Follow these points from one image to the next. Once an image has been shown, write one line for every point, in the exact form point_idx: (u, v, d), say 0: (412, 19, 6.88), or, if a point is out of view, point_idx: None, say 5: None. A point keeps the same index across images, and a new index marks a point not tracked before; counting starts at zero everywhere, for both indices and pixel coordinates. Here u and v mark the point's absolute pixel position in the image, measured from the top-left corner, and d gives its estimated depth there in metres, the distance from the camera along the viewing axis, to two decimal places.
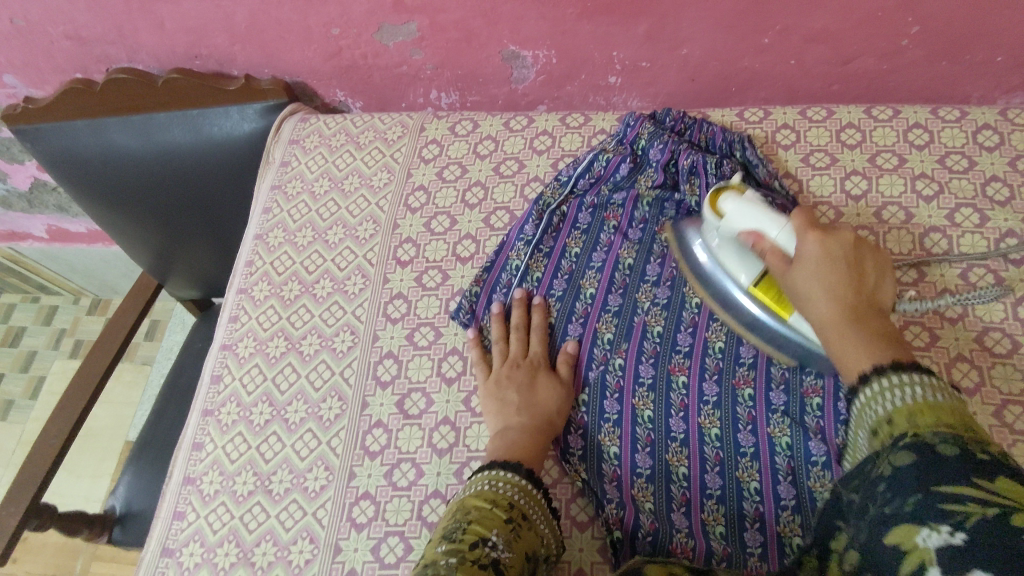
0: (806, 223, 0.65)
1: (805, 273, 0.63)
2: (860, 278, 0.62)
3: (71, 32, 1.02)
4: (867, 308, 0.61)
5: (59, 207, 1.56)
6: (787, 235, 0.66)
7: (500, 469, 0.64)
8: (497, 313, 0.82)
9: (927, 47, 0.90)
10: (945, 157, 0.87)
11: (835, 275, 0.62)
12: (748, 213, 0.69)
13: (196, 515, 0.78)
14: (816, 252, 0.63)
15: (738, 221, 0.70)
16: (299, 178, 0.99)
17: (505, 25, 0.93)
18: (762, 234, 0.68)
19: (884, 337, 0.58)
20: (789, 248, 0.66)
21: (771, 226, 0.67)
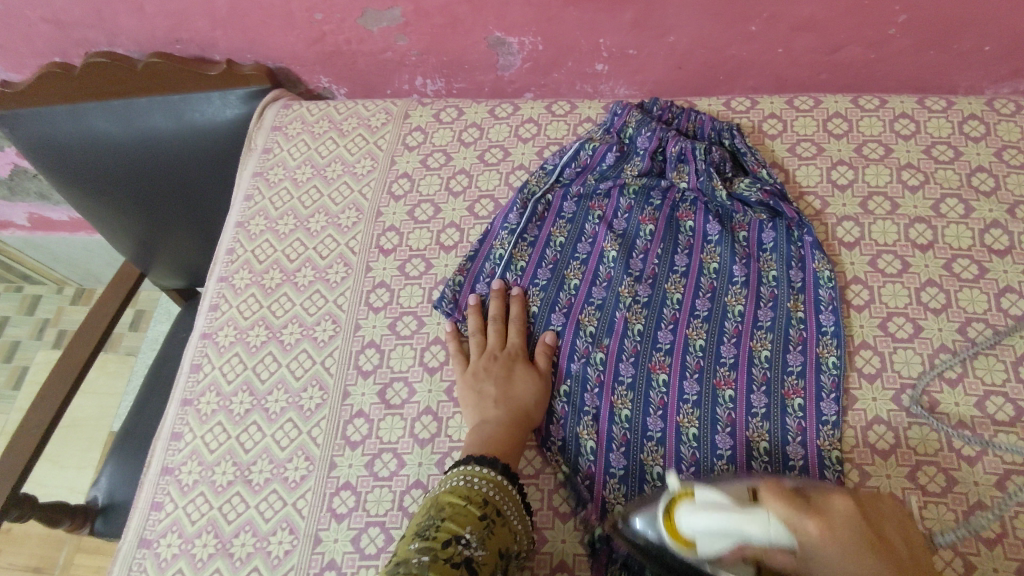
0: (787, 500, 0.51)
1: (817, 565, 0.50)
2: (885, 544, 0.52)
3: (47, 14, 1.00)
4: (901, 563, 0.52)
5: (40, 195, 1.53)
6: (777, 527, 0.50)
7: (473, 464, 0.64)
8: (474, 306, 0.81)
9: (915, 36, 0.89)
10: (931, 147, 0.86)
11: (878, 554, 0.50)
12: (714, 520, 0.52)
13: (174, 506, 0.77)
14: (845, 539, 0.50)
15: (711, 542, 0.52)
16: (281, 166, 0.97)
17: (491, 11, 0.92)
18: (747, 541, 0.51)
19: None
20: (787, 542, 0.50)
21: (750, 526, 0.50)
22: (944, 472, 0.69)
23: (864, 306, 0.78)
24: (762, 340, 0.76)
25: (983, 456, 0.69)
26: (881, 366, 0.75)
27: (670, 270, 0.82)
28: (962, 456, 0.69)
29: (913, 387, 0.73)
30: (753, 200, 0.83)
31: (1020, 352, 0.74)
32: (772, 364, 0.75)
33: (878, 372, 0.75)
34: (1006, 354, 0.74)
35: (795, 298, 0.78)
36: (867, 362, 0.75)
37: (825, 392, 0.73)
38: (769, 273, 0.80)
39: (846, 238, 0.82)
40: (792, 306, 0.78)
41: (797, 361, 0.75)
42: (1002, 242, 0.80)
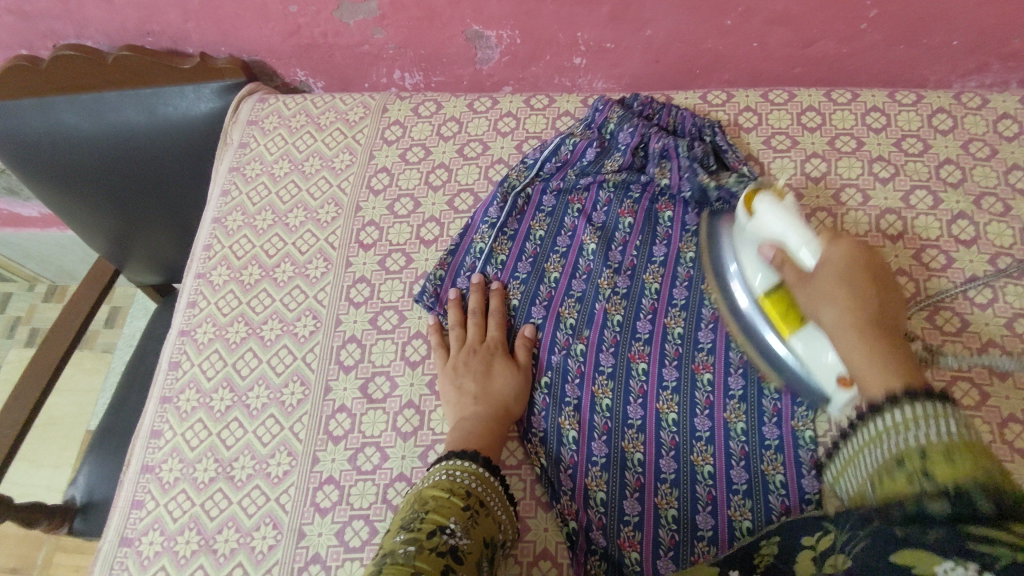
0: (831, 238, 0.66)
1: (814, 286, 0.64)
2: (879, 307, 0.62)
3: (13, 5, 0.98)
4: (893, 342, 0.59)
5: (9, 190, 1.50)
6: (809, 250, 0.66)
7: (456, 459, 0.66)
8: (455, 300, 0.82)
9: (885, 31, 0.91)
10: (901, 140, 0.88)
11: (853, 287, 0.62)
12: (779, 218, 0.69)
13: (156, 504, 0.76)
14: (841, 265, 0.64)
15: (768, 225, 0.70)
16: (258, 160, 0.97)
17: (468, 4, 0.92)
18: (781, 246, 0.68)
19: (903, 361, 0.58)
20: (806, 262, 0.66)
21: (795, 235, 0.67)
22: None
23: None
24: None
25: None
26: None
27: (648, 261, 0.83)
28: None
29: None
30: None
31: (985, 338, 0.76)
32: None
33: None
34: (973, 340, 0.76)
35: None
36: None
37: None
38: None
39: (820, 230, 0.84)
40: None
41: None
42: (968, 232, 0.82)
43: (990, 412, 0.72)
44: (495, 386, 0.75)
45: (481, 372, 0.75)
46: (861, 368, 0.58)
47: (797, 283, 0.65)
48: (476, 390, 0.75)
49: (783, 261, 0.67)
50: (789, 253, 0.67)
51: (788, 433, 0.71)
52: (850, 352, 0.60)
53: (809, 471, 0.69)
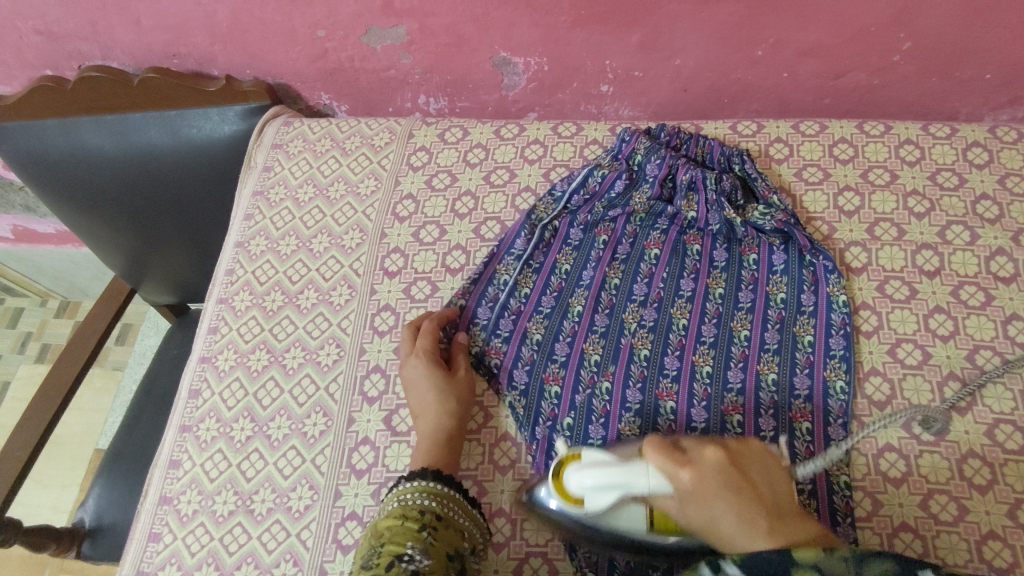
0: (663, 457, 0.53)
1: (692, 505, 0.52)
2: (752, 488, 0.52)
3: (39, 26, 0.97)
4: (749, 485, 0.51)
5: (26, 207, 1.49)
6: (655, 476, 0.54)
7: (407, 481, 0.66)
8: (410, 325, 0.80)
9: (918, 63, 0.90)
10: (936, 174, 0.87)
11: (736, 484, 0.51)
12: (595, 480, 0.57)
13: (173, 537, 0.74)
14: (716, 480, 0.51)
15: (596, 496, 0.57)
16: (283, 185, 0.96)
17: (497, 31, 0.91)
18: (632, 500, 0.55)
19: (801, 542, 0.49)
20: (664, 508, 0.55)
21: (635, 486, 0.55)
22: (955, 501, 0.69)
23: (873, 333, 0.78)
24: (769, 363, 0.76)
25: (994, 485, 0.69)
26: (891, 393, 0.75)
27: (675, 294, 0.81)
28: (972, 484, 0.69)
29: None
30: (768, 228, 0.83)
31: None
32: (780, 387, 0.75)
33: (887, 400, 0.74)
34: (1015, 381, 0.74)
35: (804, 322, 0.78)
36: (877, 390, 0.75)
37: (832, 417, 0.73)
38: (777, 296, 0.80)
39: (854, 264, 0.83)
40: (799, 330, 0.78)
41: (804, 385, 0.75)
42: (1007, 269, 0.80)
43: None
44: (441, 394, 0.75)
45: (419, 381, 0.76)
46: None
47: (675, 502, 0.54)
48: (421, 404, 0.75)
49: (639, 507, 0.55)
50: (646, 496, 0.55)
51: (820, 478, 0.70)
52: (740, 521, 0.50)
53: (844, 518, 0.69)
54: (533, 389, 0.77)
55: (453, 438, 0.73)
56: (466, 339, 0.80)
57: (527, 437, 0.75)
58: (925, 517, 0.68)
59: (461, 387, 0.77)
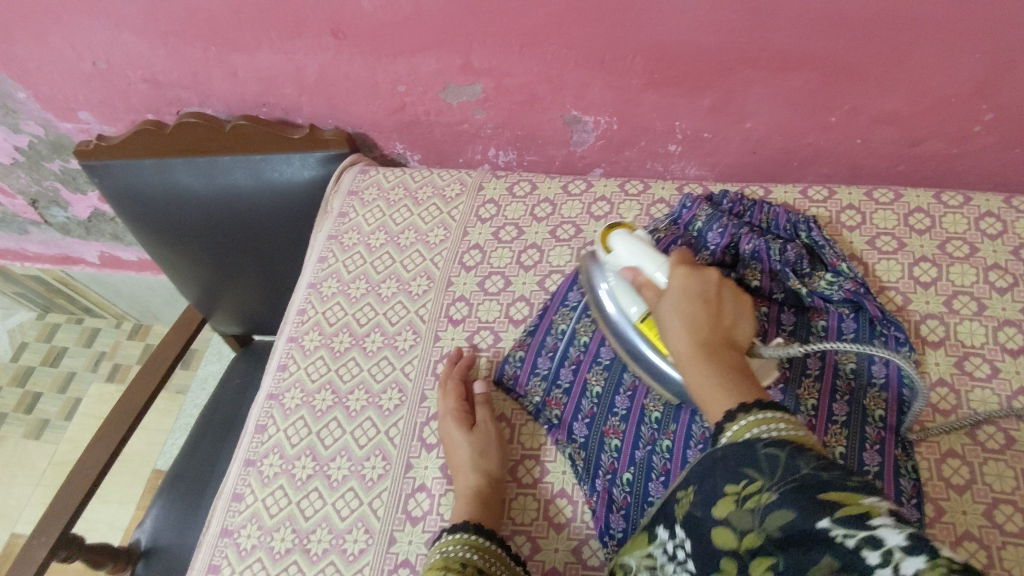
0: (676, 261, 0.68)
1: (666, 308, 0.65)
2: (718, 318, 0.64)
3: (147, 75, 1.06)
4: (718, 343, 0.62)
5: (114, 236, 1.59)
6: (660, 268, 0.69)
7: (450, 534, 0.68)
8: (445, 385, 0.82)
9: (1000, 135, 0.88)
10: (1019, 248, 0.84)
11: (698, 305, 0.64)
12: (627, 248, 0.72)
13: (231, 571, 0.76)
14: (687, 288, 0.65)
15: (625, 257, 0.72)
16: (356, 230, 1.00)
17: (570, 91, 0.94)
18: (638, 270, 0.71)
19: (731, 374, 0.59)
20: (659, 282, 0.69)
21: (650, 262, 0.70)
22: None
23: (950, 411, 0.75)
24: (837, 436, 0.73)
25: None
26: (970, 477, 0.71)
27: None
28: None
29: (1006, 502, 0.69)
30: (836, 297, 0.81)
31: None
32: (848, 460, 0.71)
33: (966, 483, 0.71)
34: None
35: (874, 396, 0.76)
36: (956, 473, 0.71)
37: (905, 497, 0.70)
38: (846, 366, 0.78)
39: (931, 338, 0.80)
40: (870, 404, 0.75)
41: (874, 460, 0.71)
42: None
43: None
44: (474, 447, 0.76)
45: (456, 439, 0.77)
46: (700, 389, 0.59)
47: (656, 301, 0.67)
48: (454, 461, 0.76)
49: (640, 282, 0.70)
50: (644, 276, 0.70)
51: None
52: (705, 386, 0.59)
53: None
54: (593, 443, 0.76)
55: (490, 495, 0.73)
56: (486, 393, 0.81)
57: (587, 491, 0.74)
58: None
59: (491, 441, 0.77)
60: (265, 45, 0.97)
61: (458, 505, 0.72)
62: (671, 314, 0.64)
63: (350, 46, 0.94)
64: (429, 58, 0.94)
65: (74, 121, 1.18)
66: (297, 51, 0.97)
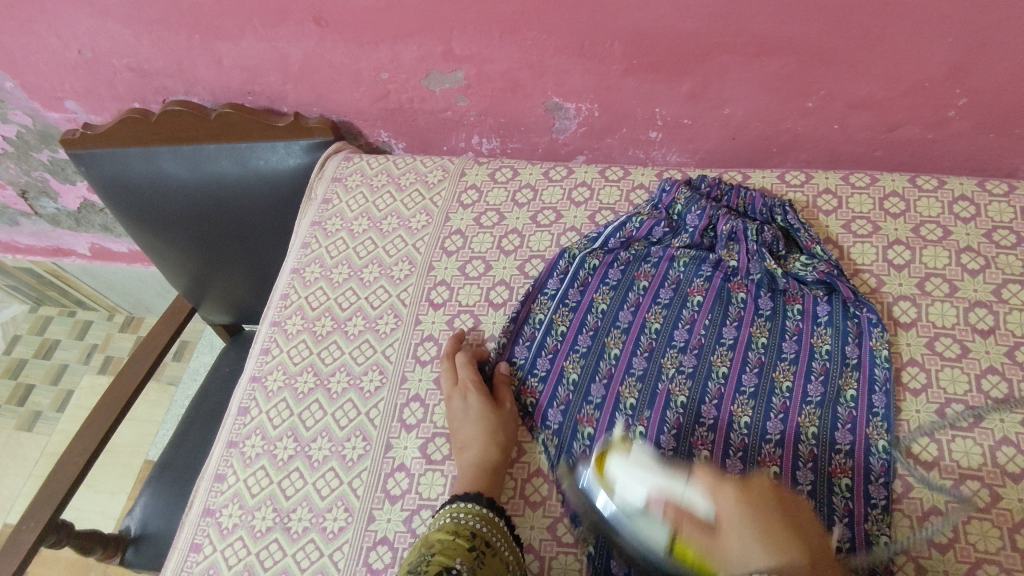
0: (710, 480, 0.60)
1: (731, 537, 0.55)
2: (801, 530, 0.55)
3: (133, 64, 1.07)
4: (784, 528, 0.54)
5: (104, 227, 1.60)
6: (692, 494, 0.61)
7: (460, 501, 0.69)
8: (448, 363, 0.82)
9: (975, 120, 0.89)
10: (992, 231, 0.85)
11: (770, 533, 0.53)
12: (636, 474, 0.66)
13: (213, 549, 0.77)
14: (755, 494, 0.57)
15: (633, 492, 0.66)
16: (339, 217, 1.00)
17: (551, 78, 0.95)
18: (669, 495, 0.63)
19: (779, 535, 0.53)
20: (698, 506, 0.60)
21: (673, 484, 0.63)
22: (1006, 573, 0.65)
23: (920, 391, 0.76)
24: (810, 416, 0.74)
25: None
26: (939, 454, 0.72)
27: (716, 342, 0.81)
28: None
29: (973, 479, 0.70)
30: (810, 279, 0.82)
31: None
32: (819, 440, 0.73)
33: (935, 461, 0.72)
34: None
35: (847, 375, 0.76)
36: (924, 450, 0.73)
37: (873, 475, 0.71)
38: (822, 348, 0.78)
39: (903, 319, 0.81)
40: (843, 383, 0.76)
41: (845, 440, 0.73)
42: None
43: None
44: (490, 422, 0.77)
45: (470, 412, 0.77)
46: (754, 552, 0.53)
47: (710, 491, 0.59)
48: (462, 435, 0.77)
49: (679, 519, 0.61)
50: (677, 501, 0.62)
51: (859, 535, 0.68)
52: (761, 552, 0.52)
53: None
54: (567, 429, 0.78)
55: (497, 470, 0.74)
56: (508, 371, 0.83)
57: (558, 476, 0.75)
58: None
59: (478, 415, 0.77)
60: (249, 33, 0.97)
61: (464, 478, 0.73)
62: (738, 525, 0.55)
63: (332, 33, 0.95)
64: (410, 46, 0.95)
65: (61, 110, 1.18)
66: (280, 38, 0.97)
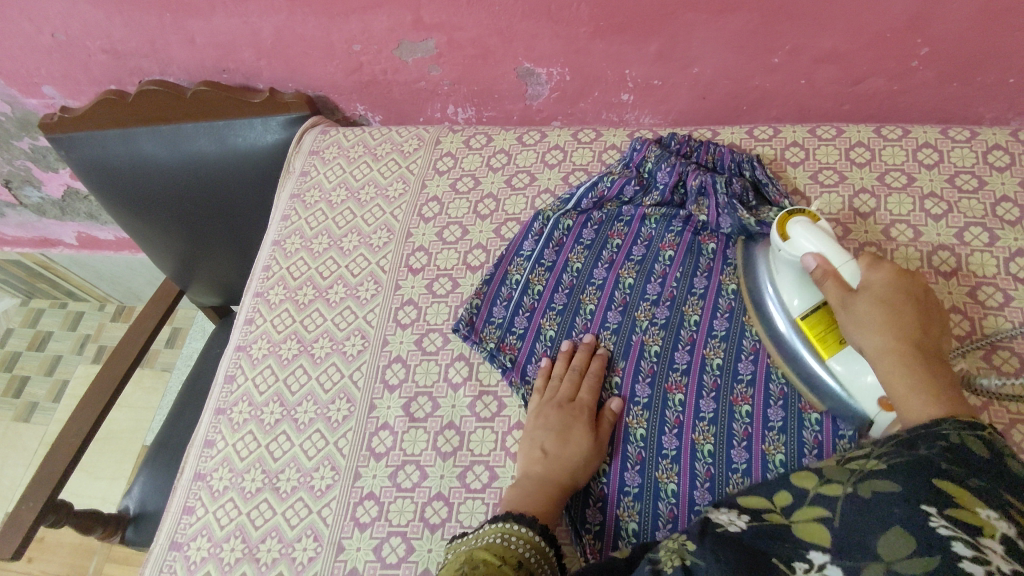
0: (871, 263, 0.67)
1: (855, 304, 0.65)
2: (915, 320, 0.63)
3: (107, 45, 1.07)
4: (923, 353, 0.62)
5: (89, 215, 1.61)
6: (851, 271, 0.66)
7: (513, 522, 0.65)
8: (591, 379, 0.78)
9: (938, 69, 0.91)
10: (954, 176, 0.87)
11: (896, 321, 0.62)
12: (815, 239, 0.69)
13: (205, 510, 0.80)
14: (886, 292, 0.64)
15: (807, 246, 0.70)
16: (317, 188, 1.02)
17: (521, 43, 0.96)
18: (825, 261, 0.68)
19: (936, 379, 0.60)
20: (850, 280, 0.66)
21: (834, 256, 0.67)
22: None
23: None
24: None
25: None
26: None
27: (688, 292, 0.83)
28: None
29: None
30: None
31: None
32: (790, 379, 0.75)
33: None
34: None
35: None
36: None
37: None
38: None
39: None
40: None
41: None
42: None
43: None
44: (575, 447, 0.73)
45: (558, 426, 0.74)
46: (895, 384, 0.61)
47: (841, 306, 0.66)
48: (543, 445, 0.73)
49: (824, 275, 0.67)
50: (833, 268, 0.67)
51: None
52: (894, 388, 0.61)
53: None
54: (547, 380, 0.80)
55: (563, 495, 0.70)
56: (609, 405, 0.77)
57: None
58: None
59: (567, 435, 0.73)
60: (219, 9, 0.98)
61: (526, 489, 0.70)
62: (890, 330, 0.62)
63: (302, 7, 0.96)
64: (380, 16, 0.95)
65: (38, 96, 1.19)
66: (250, 13, 0.98)
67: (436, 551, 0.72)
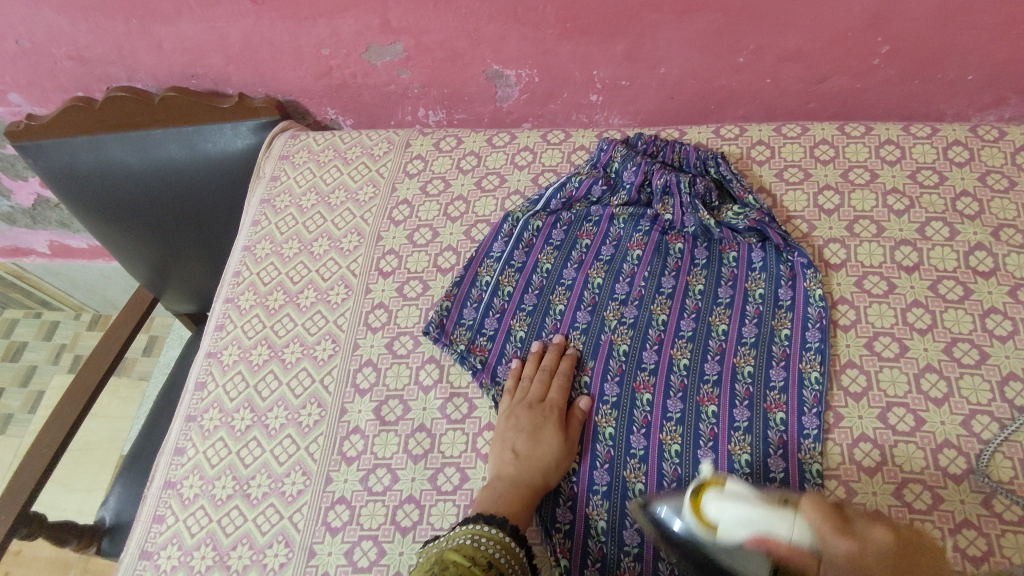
0: (823, 513, 0.51)
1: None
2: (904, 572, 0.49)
3: (73, 51, 1.06)
4: (904, 569, 0.49)
5: (61, 223, 1.59)
6: (803, 534, 0.50)
7: (484, 523, 0.65)
8: (562, 380, 0.78)
9: (898, 67, 0.92)
10: (916, 172, 0.88)
11: None
12: (732, 512, 0.54)
13: (175, 519, 0.79)
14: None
15: (734, 531, 0.53)
16: (288, 193, 1.02)
17: (488, 45, 0.97)
18: (768, 534, 0.51)
19: None
20: (806, 570, 0.50)
21: (778, 526, 0.51)
22: (929, 490, 0.69)
23: (851, 326, 0.79)
24: (745, 355, 0.77)
25: (969, 475, 0.69)
26: (867, 385, 0.75)
27: (656, 292, 0.83)
28: (947, 474, 0.70)
29: (899, 406, 0.73)
30: (742, 227, 0.85)
31: (1006, 371, 0.74)
32: (755, 378, 0.76)
33: (863, 391, 0.75)
34: (992, 373, 0.74)
35: (781, 316, 0.79)
36: (854, 382, 0.75)
37: (807, 406, 0.73)
38: (755, 291, 0.82)
39: (833, 260, 0.84)
40: (777, 324, 0.79)
41: (779, 377, 0.75)
42: (986, 264, 0.81)
43: (1013, 447, 0.70)
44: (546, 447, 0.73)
45: (529, 426, 0.75)
46: None
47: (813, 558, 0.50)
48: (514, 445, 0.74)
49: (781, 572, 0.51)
50: (782, 549, 0.51)
51: (793, 465, 0.71)
52: None
53: None
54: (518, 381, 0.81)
55: (533, 496, 0.70)
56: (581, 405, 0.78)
57: None
58: (898, 505, 0.69)
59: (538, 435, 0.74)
60: (186, 14, 0.98)
61: (498, 490, 0.70)
62: None
63: (269, 11, 0.96)
64: (347, 20, 0.95)
65: (4, 104, 1.18)
66: (217, 18, 0.98)
67: (407, 554, 0.72)
